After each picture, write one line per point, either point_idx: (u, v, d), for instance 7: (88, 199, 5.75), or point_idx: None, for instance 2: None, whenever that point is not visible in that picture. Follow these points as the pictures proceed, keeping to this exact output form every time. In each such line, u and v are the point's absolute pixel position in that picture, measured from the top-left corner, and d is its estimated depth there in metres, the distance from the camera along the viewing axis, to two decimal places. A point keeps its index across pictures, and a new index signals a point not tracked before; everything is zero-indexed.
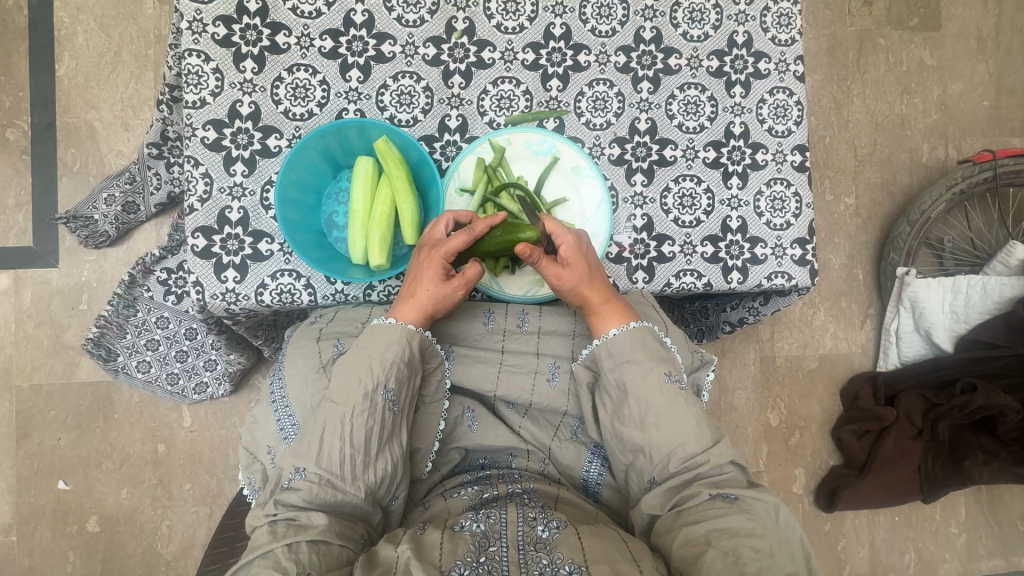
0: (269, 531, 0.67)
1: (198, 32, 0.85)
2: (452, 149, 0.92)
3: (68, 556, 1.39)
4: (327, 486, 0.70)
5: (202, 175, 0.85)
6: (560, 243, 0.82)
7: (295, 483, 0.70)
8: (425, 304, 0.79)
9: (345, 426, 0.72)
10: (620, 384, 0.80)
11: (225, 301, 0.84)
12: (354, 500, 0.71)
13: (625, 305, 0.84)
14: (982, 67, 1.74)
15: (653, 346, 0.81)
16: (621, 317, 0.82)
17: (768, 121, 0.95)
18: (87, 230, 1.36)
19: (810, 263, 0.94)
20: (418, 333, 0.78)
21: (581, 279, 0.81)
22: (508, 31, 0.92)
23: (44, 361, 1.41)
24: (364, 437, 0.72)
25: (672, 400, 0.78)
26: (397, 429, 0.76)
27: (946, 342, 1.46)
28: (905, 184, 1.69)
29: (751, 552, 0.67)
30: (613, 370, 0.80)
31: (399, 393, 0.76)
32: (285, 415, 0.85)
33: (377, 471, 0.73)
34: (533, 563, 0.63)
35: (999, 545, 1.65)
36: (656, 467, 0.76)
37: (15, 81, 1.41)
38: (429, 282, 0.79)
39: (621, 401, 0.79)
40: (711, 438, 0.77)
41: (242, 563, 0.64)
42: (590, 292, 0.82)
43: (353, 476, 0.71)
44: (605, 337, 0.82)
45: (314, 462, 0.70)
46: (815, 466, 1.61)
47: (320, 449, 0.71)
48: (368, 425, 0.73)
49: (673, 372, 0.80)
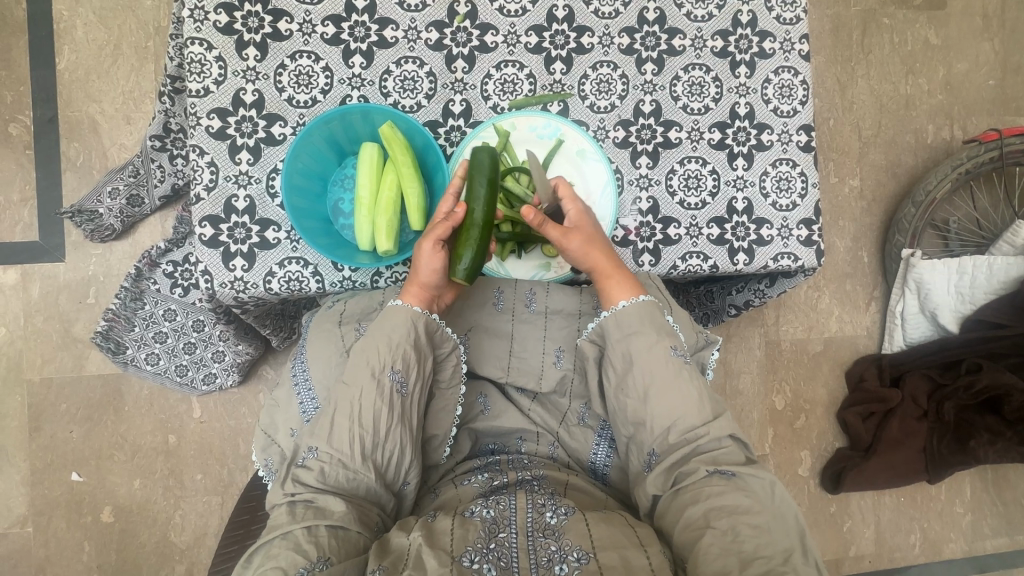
0: (288, 512, 0.67)
1: (199, 20, 0.85)
2: (456, 135, 0.92)
3: (84, 546, 1.41)
4: (338, 466, 0.70)
5: (207, 164, 0.85)
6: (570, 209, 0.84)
7: (309, 462, 0.70)
8: (431, 287, 0.80)
9: (355, 404, 0.73)
10: (625, 355, 0.80)
11: (234, 289, 0.85)
12: (366, 481, 0.71)
13: (632, 277, 0.84)
14: (987, 45, 1.72)
15: (660, 320, 0.82)
16: (629, 289, 0.83)
17: (774, 101, 0.95)
18: (92, 224, 1.36)
19: (816, 244, 0.94)
20: (423, 314, 0.78)
21: (589, 240, 0.82)
22: (511, 14, 0.91)
23: (54, 355, 1.42)
24: (372, 417, 0.72)
25: (674, 373, 0.78)
26: (407, 412, 0.75)
27: (951, 323, 1.45)
28: (910, 165, 1.68)
29: (748, 530, 0.67)
30: (621, 342, 0.81)
31: (407, 375, 0.76)
32: (307, 395, 0.87)
33: (386, 452, 0.73)
34: (542, 551, 0.65)
35: (1002, 524, 1.67)
36: (654, 437, 0.77)
37: (15, 76, 1.41)
38: (430, 268, 0.79)
39: (625, 372, 0.80)
40: (711, 412, 0.77)
41: (261, 543, 0.65)
42: (599, 259, 0.83)
43: (363, 455, 0.71)
44: (615, 310, 0.82)
45: (325, 441, 0.71)
46: (820, 448, 1.62)
47: (331, 430, 0.72)
48: (376, 405, 0.72)
49: (678, 347, 0.80)
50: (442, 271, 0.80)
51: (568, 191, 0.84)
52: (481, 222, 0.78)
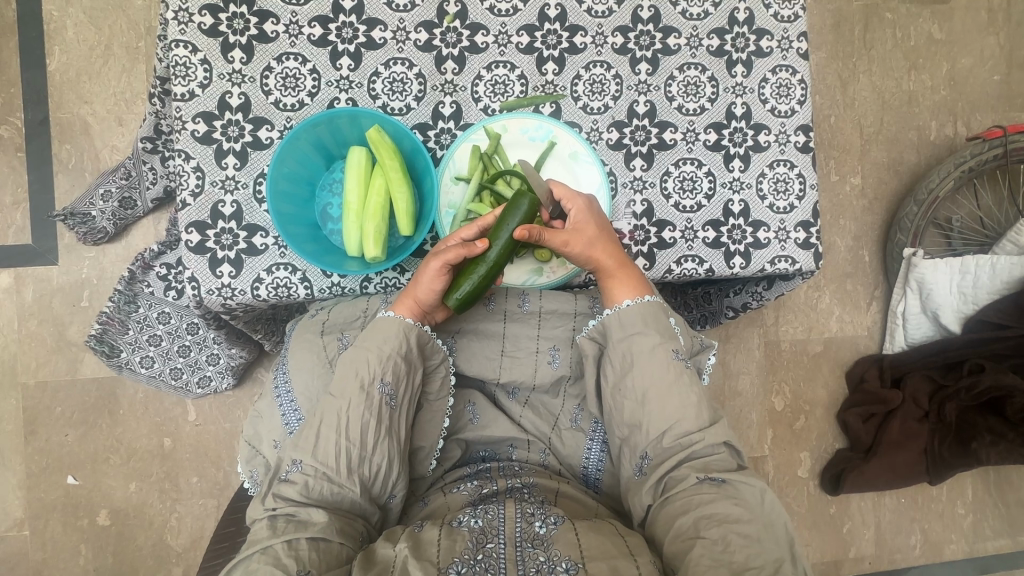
0: (269, 526, 0.66)
1: (184, 22, 0.83)
2: (447, 137, 0.90)
3: (80, 549, 1.41)
4: (323, 479, 0.69)
5: (193, 168, 0.84)
6: (571, 207, 0.81)
7: (293, 476, 0.69)
8: (425, 304, 0.79)
9: (342, 417, 0.71)
10: (625, 356, 0.79)
11: (221, 296, 0.84)
12: (351, 495, 0.70)
13: (640, 276, 0.83)
14: (992, 40, 1.70)
15: (664, 323, 0.81)
16: (634, 290, 0.82)
17: (771, 100, 0.93)
18: (85, 227, 1.35)
19: (814, 246, 0.92)
20: (415, 327, 0.78)
21: (590, 243, 0.81)
22: (502, 13, 0.89)
23: (49, 358, 1.42)
24: (360, 430, 0.71)
25: (673, 377, 0.76)
26: (395, 425, 0.74)
27: (953, 323, 1.43)
28: (913, 163, 1.65)
29: (739, 539, 0.65)
30: (623, 341, 0.80)
31: (396, 389, 0.75)
32: (290, 408, 0.86)
33: (374, 466, 0.72)
34: (531, 561, 0.63)
35: (1005, 525, 1.65)
36: (646, 444, 0.76)
37: (7, 77, 1.40)
38: (430, 289, 0.78)
39: (624, 373, 0.79)
40: (709, 418, 0.76)
41: (240, 558, 0.64)
42: (603, 259, 0.81)
43: (349, 469, 0.70)
44: (619, 308, 0.81)
45: (310, 455, 0.70)
46: (820, 449, 1.61)
47: (317, 443, 0.70)
48: (364, 417, 0.71)
49: (679, 351, 0.79)
50: (441, 293, 0.79)
51: (569, 191, 0.81)
52: (493, 262, 0.78)
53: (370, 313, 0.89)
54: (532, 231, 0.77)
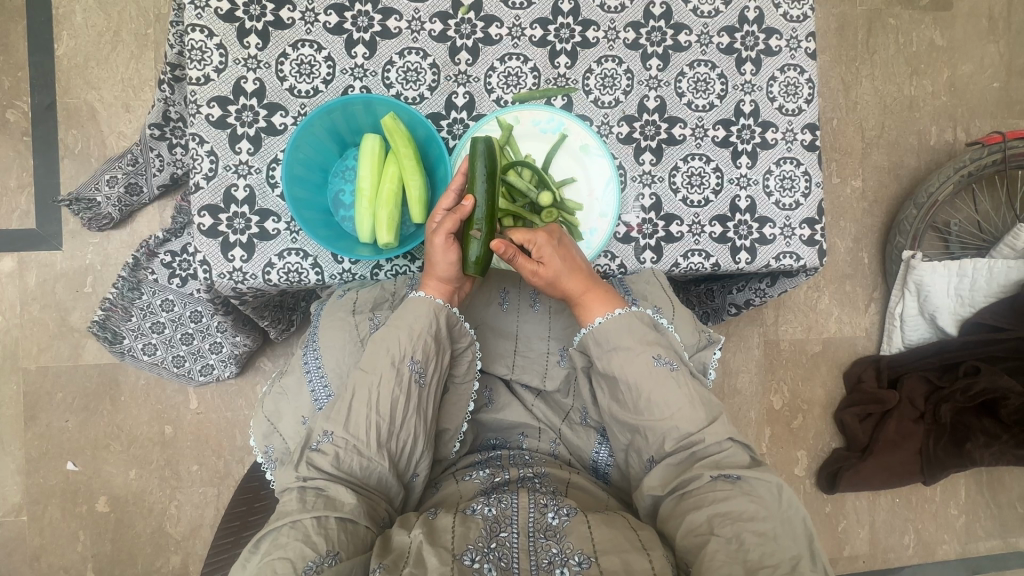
0: (299, 499, 0.66)
1: (201, 7, 0.84)
2: (458, 128, 0.91)
3: (79, 536, 1.41)
4: (352, 452, 0.70)
5: (207, 153, 0.84)
6: (534, 244, 0.79)
7: (323, 446, 0.70)
8: (450, 279, 0.80)
9: (373, 391, 0.72)
10: (609, 371, 0.80)
11: (233, 280, 0.84)
12: (379, 470, 0.71)
13: (610, 290, 0.83)
14: (992, 47, 1.72)
15: (641, 331, 0.80)
16: (606, 305, 0.82)
17: (779, 99, 0.94)
18: (90, 213, 1.35)
19: (819, 244, 0.93)
20: (444, 307, 0.78)
21: (560, 273, 0.80)
22: (516, 6, 0.90)
23: (50, 344, 1.41)
24: (389, 404, 0.72)
25: (666, 384, 0.77)
26: (423, 402, 0.75)
27: (950, 325, 1.46)
28: (912, 167, 1.67)
29: (753, 537, 0.66)
30: (602, 358, 0.80)
31: (426, 367, 0.76)
32: (319, 382, 0.87)
33: (401, 441, 0.73)
34: (544, 552, 0.64)
35: (997, 527, 1.68)
36: (653, 446, 0.77)
37: (13, 61, 1.40)
38: (446, 261, 0.78)
39: (612, 386, 0.80)
40: (705, 417, 0.76)
41: (269, 530, 0.65)
42: (574, 282, 0.81)
43: (378, 443, 0.71)
44: (592, 326, 0.81)
45: (341, 426, 0.70)
46: (816, 448, 1.62)
47: (348, 415, 0.71)
48: (394, 394, 0.72)
49: (662, 355, 0.79)
50: (458, 262, 0.79)
51: (525, 232, 0.80)
52: (486, 216, 0.79)
53: (399, 295, 0.90)
54: (507, 248, 0.78)
